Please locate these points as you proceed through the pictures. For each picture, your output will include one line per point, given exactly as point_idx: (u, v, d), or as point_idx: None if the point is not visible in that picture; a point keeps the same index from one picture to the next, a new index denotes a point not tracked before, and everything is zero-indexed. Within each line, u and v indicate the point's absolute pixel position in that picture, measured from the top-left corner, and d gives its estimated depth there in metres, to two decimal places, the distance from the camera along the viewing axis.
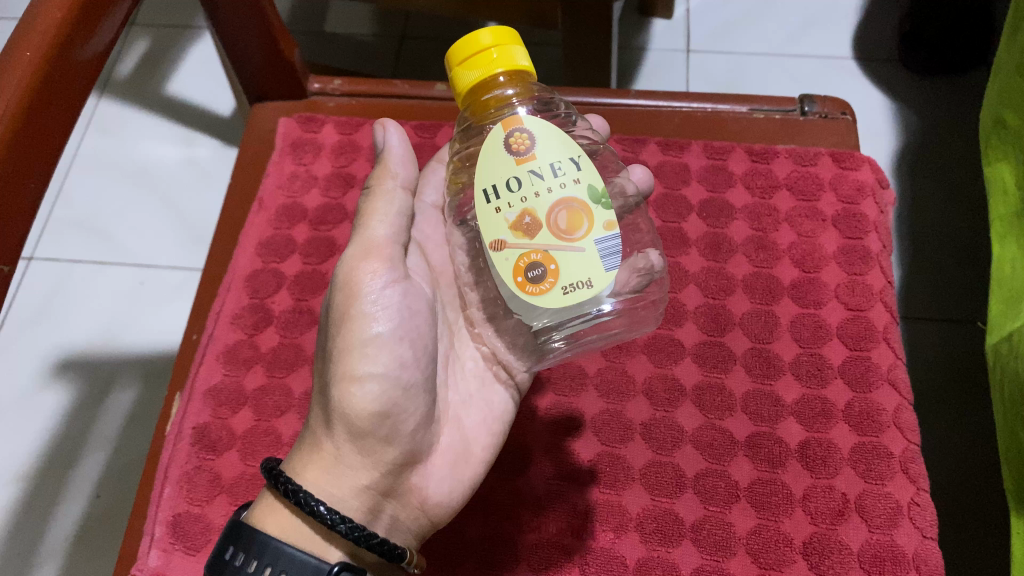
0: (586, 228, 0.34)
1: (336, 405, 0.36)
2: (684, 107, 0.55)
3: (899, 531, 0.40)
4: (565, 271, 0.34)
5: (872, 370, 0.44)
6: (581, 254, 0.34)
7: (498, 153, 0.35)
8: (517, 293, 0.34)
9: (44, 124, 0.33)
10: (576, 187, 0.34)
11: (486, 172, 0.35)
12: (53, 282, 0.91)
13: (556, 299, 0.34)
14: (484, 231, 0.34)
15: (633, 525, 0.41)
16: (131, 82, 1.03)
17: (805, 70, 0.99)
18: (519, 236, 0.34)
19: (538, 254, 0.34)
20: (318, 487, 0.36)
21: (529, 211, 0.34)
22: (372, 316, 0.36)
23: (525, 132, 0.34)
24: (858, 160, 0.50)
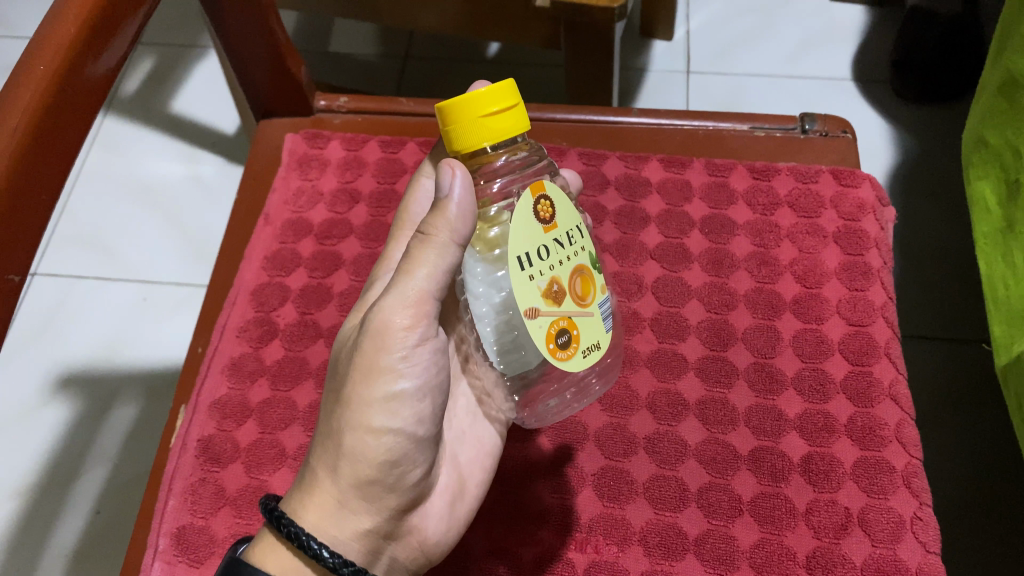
0: (593, 294, 0.36)
1: (351, 455, 0.35)
2: (686, 125, 0.55)
3: (902, 546, 0.40)
4: (585, 336, 0.36)
5: (875, 385, 0.44)
6: (593, 319, 0.36)
7: (529, 220, 0.34)
8: (552, 360, 0.34)
9: (57, 134, 0.33)
10: (583, 254, 0.37)
11: (515, 237, 0.34)
12: (56, 298, 0.92)
13: (578, 363, 0.36)
14: (520, 299, 0.34)
15: (637, 538, 0.41)
16: (135, 100, 1.04)
17: (805, 91, 1.00)
18: (551, 304, 0.35)
19: (565, 320, 0.35)
20: (321, 532, 0.35)
21: (558, 279, 0.35)
22: (398, 371, 0.35)
23: (547, 200, 0.35)
24: (858, 177, 0.51)
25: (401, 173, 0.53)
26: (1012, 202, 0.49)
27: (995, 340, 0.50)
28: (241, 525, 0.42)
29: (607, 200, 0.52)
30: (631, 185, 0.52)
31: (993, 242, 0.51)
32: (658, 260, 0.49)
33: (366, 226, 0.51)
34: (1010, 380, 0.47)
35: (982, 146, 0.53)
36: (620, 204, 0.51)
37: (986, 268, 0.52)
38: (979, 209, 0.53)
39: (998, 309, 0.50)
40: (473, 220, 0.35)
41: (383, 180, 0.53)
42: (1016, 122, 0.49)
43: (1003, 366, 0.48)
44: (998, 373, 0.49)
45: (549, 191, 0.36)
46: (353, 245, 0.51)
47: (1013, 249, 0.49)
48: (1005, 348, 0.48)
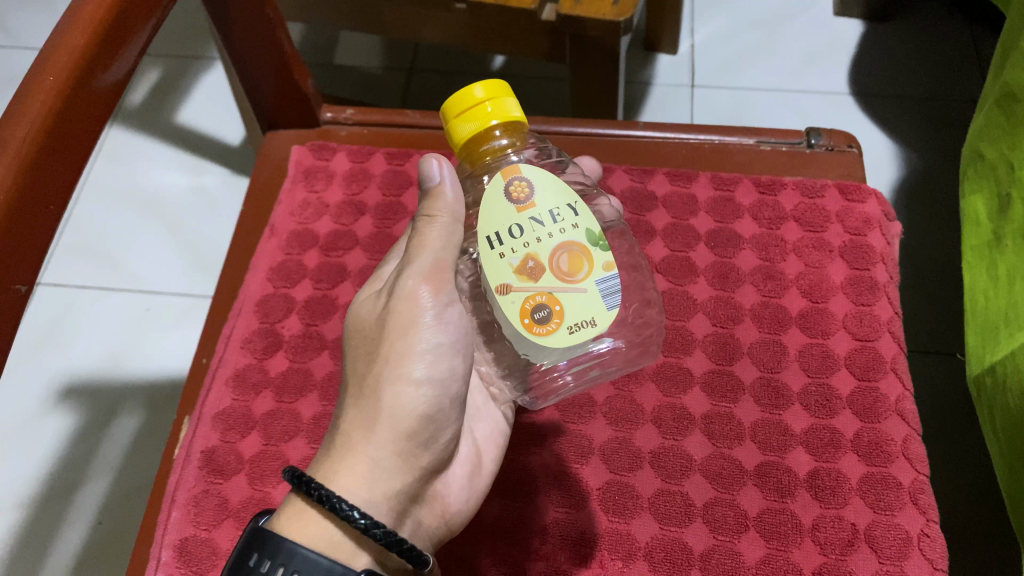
0: (586, 269, 0.35)
1: (389, 406, 0.36)
2: (691, 139, 0.55)
3: (910, 563, 0.40)
4: (569, 311, 0.35)
5: (881, 401, 0.44)
6: (585, 294, 0.35)
7: (499, 201, 0.36)
8: (525, 334, 0.35)
9: (63, 144, 0.34)
10: (576, 231, 0.36)
11: (486, 220, 0.36)
12: (61, 307, 0.92)
13: (563, 338, 0.35)
14: (489, 276, 0.35)
15: (642, 553, 0.41)
16: (141, 111, 1.04)
17: (809, 106, 1.01)
18: (524, 280, 0.35)
19: (543, 296, 0.35)
20: (353, 492, 0.35)
21: (533, 255, 0.35)
22: (432, 326, 0.37)
23: (523, 181, 0.36)
24: (864, 193, 0.51)
25: (407, 185, 0.53)
26: (1002, 215, 0.49)
27: (971, 350, 0.50)
28: None
29: None
30: (636, 198, 0.52)
31: (979, 255, 0.51)
32: (663, 273, 0.49)
33: (372, 237, 0.51)
34: (985, 391, 0.48)
35: (976, 158, 0.53)
36: (625, 217, 0.51)
37: (970, 279, 0.52)
38: (968, 222, 0.53)
39: (974, 321, 0.50)
40: (463, 205, 0.38)
41: (389, 192, 0.53)
42: (1011, 135, 0.49)
43: (975, 376, 0.49)
44: (970, 382, 0.50)
45: (531, 172, 0.36)
46: (358, 257, 0.51)
47: (997, 263, 0.48)
48: (979, 358, 0.49)
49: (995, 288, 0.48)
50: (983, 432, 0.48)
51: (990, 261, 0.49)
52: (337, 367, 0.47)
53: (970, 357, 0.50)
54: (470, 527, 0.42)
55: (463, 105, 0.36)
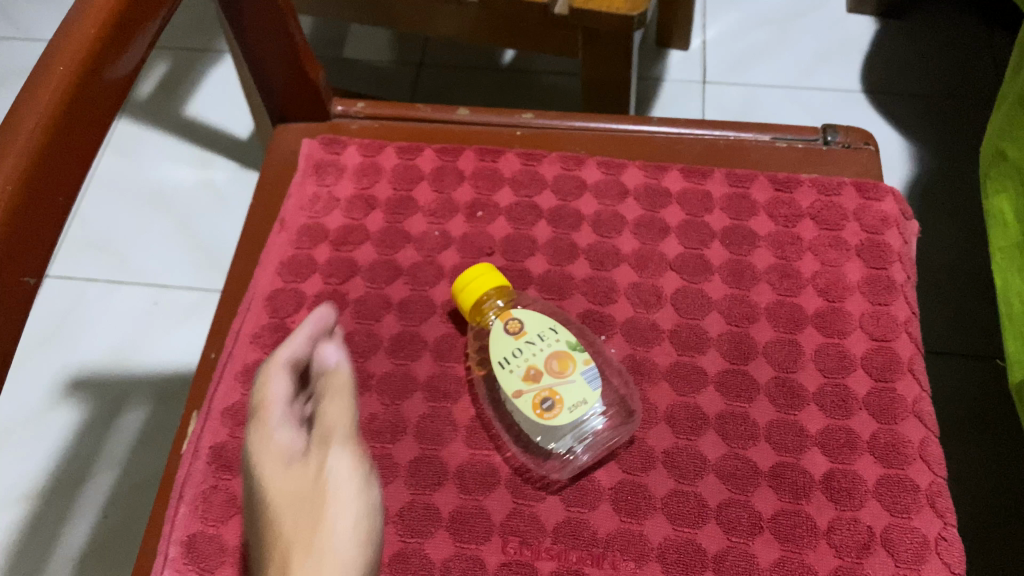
0: (573, 366, 0.43)
1: (312, 472, 0.35)
2: (706, 136, 0.55)
3: (927, 567, 0.39)
4: (569, 397, 0.42)
5: (898, 402, 0.44)
6: (576, 384, 0.42)
7: (500, 335, 0.44)
8: (538, 423, 0.42)
9: (72, 135, 0.33)
10: (558, 342, 0.43)
11: (494, 349, 0.44)
12: (68, 300, 0.91)
13: (567, 418, 0.42)
14: (504, 387, 0.43)
15: (655, 554, 0.40)
16: (150, 104, 1.04)
17: (822, 103, 1.00)
18: (530, 383, 0.42)
19: (546, 390, 0.42)
20: (323, 557, 0.32)
21: (533, 365, 0.43)
22: (320, 413, 0.38)
23: (515, 318, 0.44)
24: (882, 191, 0.50)
25: (418, 180, 0.52)
26: None
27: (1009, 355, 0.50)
28: None
29: (626, 209, 0.51)
30: (650, 194, 0.51)
31: (1010, 257, 0.51)
32: (677, 271, 0.48)
33: (382, 232, 0.51)
34: None
35: (998, 158, 0.53)
36: (638, 213, 0.51)
37: (1003, 284, 0.52)
38: (995, 224, 0.53)
39: (1015, 329, 0.50)
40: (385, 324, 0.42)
41: (400, 186, 0.52)
42: None
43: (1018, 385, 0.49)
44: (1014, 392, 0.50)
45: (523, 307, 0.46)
46: (369, 252, 0.50)
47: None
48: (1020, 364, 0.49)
49: None
50: None
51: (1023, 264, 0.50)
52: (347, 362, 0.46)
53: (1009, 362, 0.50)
54: (480, 526, 0.41)
55: (468, 275, 0.45)
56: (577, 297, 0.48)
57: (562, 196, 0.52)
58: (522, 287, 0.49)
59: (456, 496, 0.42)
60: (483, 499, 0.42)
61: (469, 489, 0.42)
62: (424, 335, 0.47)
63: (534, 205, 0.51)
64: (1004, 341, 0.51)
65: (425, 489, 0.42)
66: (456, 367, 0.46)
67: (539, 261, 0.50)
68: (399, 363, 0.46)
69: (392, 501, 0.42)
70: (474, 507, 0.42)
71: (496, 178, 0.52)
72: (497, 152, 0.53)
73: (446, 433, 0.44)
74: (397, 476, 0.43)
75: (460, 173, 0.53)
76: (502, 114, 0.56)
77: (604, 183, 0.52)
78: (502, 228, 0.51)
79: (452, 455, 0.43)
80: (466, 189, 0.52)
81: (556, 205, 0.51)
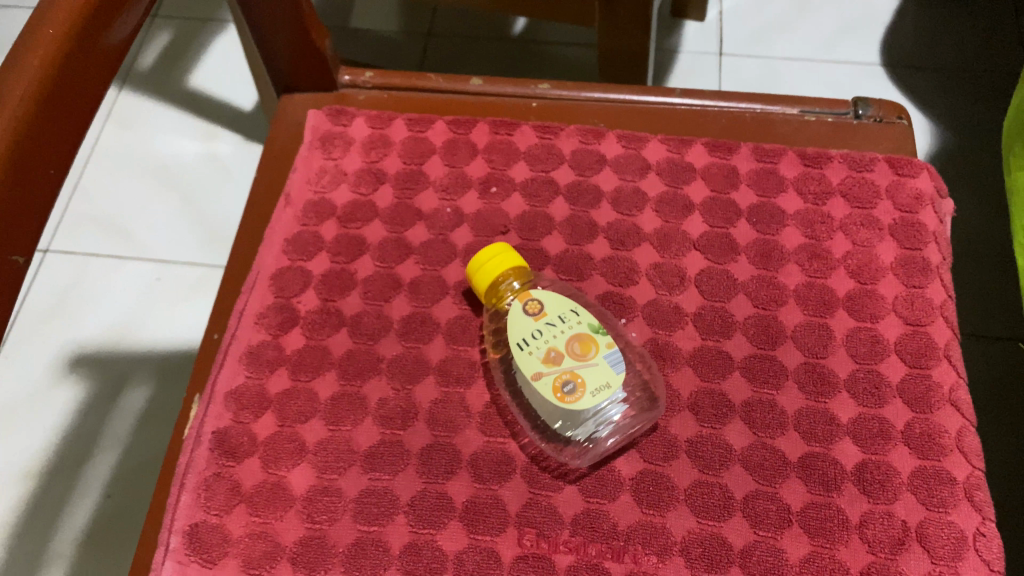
0: (595, 349, 0.40)
1: None
2: (731, 108, 0.52)
3: (965, 564, 0.38)
4: (591, 381, 0.40)
5: (934, 390, 0.41)
6: (599, 367, 0.40)
7: (518, 316, 0.42)
8: (559, 405, 0.39)
9: (61, 105, 0.31)
10: (580, 324, 0.41)
11: (513, 329, 0.41)
12: (69, 276, 0.89)
13: (590, 401, 0.39)
14: (522, 370, 0.40)
15: (678, 548, 0.38)
16: (152, 74, 1.01)
17: (842, 77, 0.97)
18: (551, 365, 0.40)
19: (567, 373, 0.40)
20: None
21: (554, 346, 0.40)
22: None
23: (535, 299, 0.42)
24: (916, 167, 0.48)
25: (430, 154, 0.50)
26: None
27: None
28: (257, 524, 0.40)
29: (647, 185, 0.49)
30: (673, 170, 0.49)
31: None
32: (701, 251, 0.46)
33: (392, 208, 0.48)
34: None
35: None
36: (661, 189, 0.48)
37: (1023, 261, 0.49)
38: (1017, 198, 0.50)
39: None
40: None
41: (410, 160, 0.50)
42: None
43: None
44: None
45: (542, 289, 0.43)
46: (378, 229, 0.48)
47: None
48: None
49: None
50: None
51: None
52: (355, 345, 0.44)
53: None
54: (495, 518, 0.39)
55: (486, 254, 0.43)
56: (596, 278, 0.46)
57: (580, 171, 0.49)
58: (538, 267, 0.47)
59: (469, 485, 0.40)
60: (498, 489, 0.40)
61: (483, 479, 0.40)
62: (436, 318, 0.45)
63: (551, 181, 0.49)
64: None
65: (437, 478, 0.41)
66: (469, 350, 0.44)
67: (557, 240, 0.47)
68: (410, 346, 0.44)
69: (403, 490, 0.40)
70: (489, 497, 0.40)
71: (511, 152, 0.50)
72: (512, 125, 0.51)
73: (459, 420, 0.42)
74: (408, 464, 0.41)
75: (474, 146, 0.50)
76: (518, 85, 0.54)
77: (624, 158, 0.50)
78: (517, 205, 0.49)
79: (465, 443, 0.41)
80: (480, 164, 0.50)
81: (574, 181, 0.49)
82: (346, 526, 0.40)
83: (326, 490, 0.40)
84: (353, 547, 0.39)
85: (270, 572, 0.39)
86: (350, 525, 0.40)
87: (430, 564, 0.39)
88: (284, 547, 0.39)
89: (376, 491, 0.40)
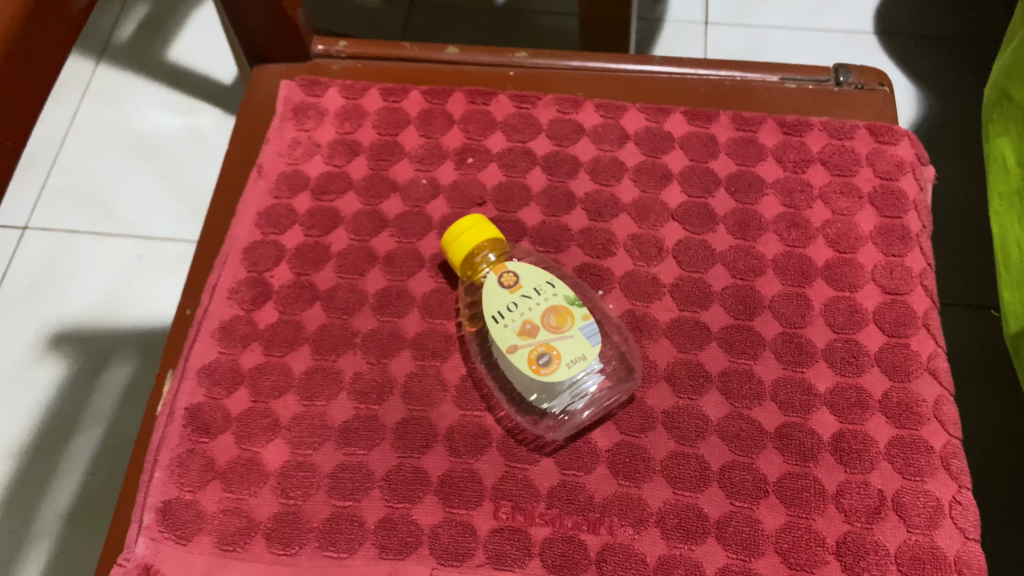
0: (571, 321, 0.40)
1: None
2: (712, 76, 0.51)
3: (940, 533, 0.37)
4: (566, 352, 0.39)
5: (912, 359, 0.41)
6: (574, 339, 0.39)
7: (493, 288, 0.41)
8: (534, 378, 0.39)
9: (19, 74, 0.30)
10: (556, 296, 0.40)
11: (488, 302, 0.41)
12: (48, 252, 0.88)
13: (565, 373, 0.39)
14: (498, 343, 0.40)
15: (654, 520, 0.38)
16: (130, 47, 0.99)
17: (828, 46, 0.96)
18: (526, 338, 0.39)
19: (542, 345, 0.39)
20: None
21: (529, 319, 0.40)
22: None
23: (510, 271, 0.41)
24: (897, 134, 0.48)
25: (404, 124, 0.49)
26: None
27: (1005, 306, 0.48)
28: (231, 500, 0.40)
29: (626, 155, 0.48)
30: (652, 139, 0.48)
31: (1008, 203, 0.48)
32: (680, 221, 0.46)
33: (366, 180, 0.48)
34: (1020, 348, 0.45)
35: (1003, 100, 0.51)
36: (639, 159, 0.48)
37: (999, 230, 0.49)
38: (995, 167, 0.50)
39: (1010, 276, 0.48)
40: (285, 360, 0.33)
41: (385, 131, 0.49)
42: None
43: (1012, 336, 0.47)
44: (1005, 343, 0.48)
45: (517, 261, 0.43)
46: (352, 201, 0.47)
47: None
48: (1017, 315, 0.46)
49: None
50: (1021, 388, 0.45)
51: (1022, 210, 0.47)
52: (330, 319, 0.44)
53: (1005, 313, 0.48)
54: (470, 491, 0.39)
55: (461, 226, 0.42)
56: (573, 250, 0.45)
57: (558, 140, 0.49)
58: (515, 239, 0.46)
59: (445, 459, 0.40)
60: (474, 463, 0.40)
61: (459, 452, 0.40)
62: (412, 291, 0.44)
63: (528, 151, 0.48)
64: (1002, 292, 0.48)
65: (413, 452, 0.40)
66: (446, 324, 0.44)
67: (534, 211, 0.47)
68: (385, 320, 0.44)
69: (379, 465, 0.40)
70: (465, 470, 0.40)
71: (487, 122, 0.49)
72: (488, 94, 0.50)
73: (435, 394, 0.42)
74: (383, 439, 0.41)
75: (449, 117, 0.50)
76: (494, 54, 0.53)
77: (602, 128, 0.49)
78: (494, 176, 0.48)
79: (442, 417, 0.41)
80: (455, 134, 0.49)
81: (551, 151, 0.48)
82: (320, 501, 0.39)
83: (300, 465, 0.40)
84: (328, 522, 0.39)
85: (244, 547, 0.38)
86: (324, 500, 0.39)
87: (406, 538, 0.38)
88: (259, 522, 0.39)
89: (351, 466, 0.40)
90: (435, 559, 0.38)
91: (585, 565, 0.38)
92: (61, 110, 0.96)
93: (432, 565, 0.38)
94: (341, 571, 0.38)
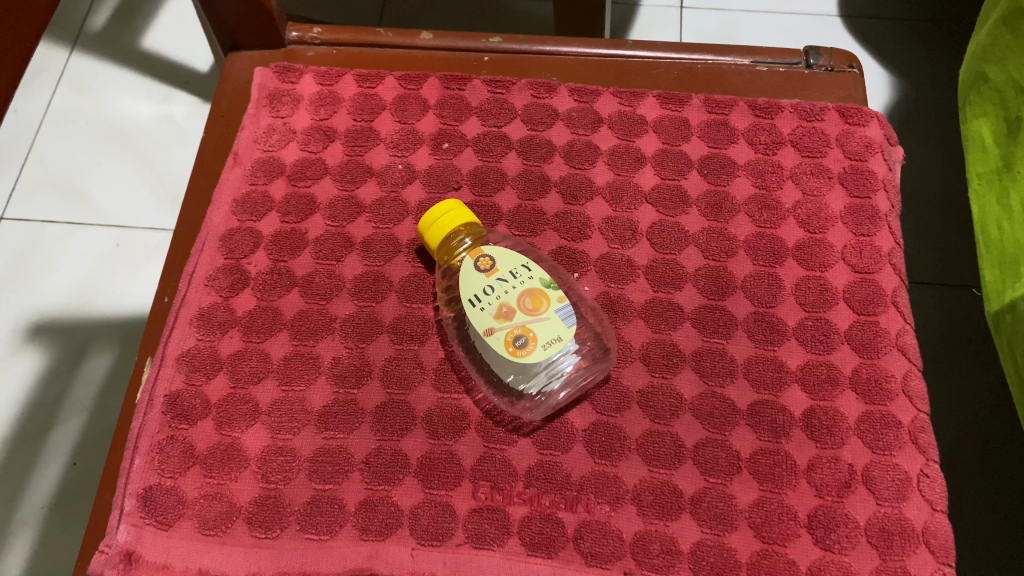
0: (547, 305, 0.40)
1: None
2: (683, 59, 0.52)
3: (909, 505, 0.38)
4: (543, 334, 0.39)
5: (881, 336, 0.42)
6: (549, 321, 0.40)
7: (470, 273, 0.41)
8: (510, 360, 0.39)
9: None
10: (531, 280, 0.41)
11: (464, 285, 0.41)
12: (25, 243, 0.87)
13: (540, 355, 0.39)
14: (475, 326, 0.40)
15: (630, 497, 0.39)
16: (103, 35, 0.98)
17: (801, 28, 0.96)
18: (502, 321, 0.40)
19: (519, 328, 0.39)
20: None
21: (505, 303, 0.40)
22: None
23: (487, 255, 0.41)
24: (866, 115, 0.48)
25: (380, 109, 0.50)
26: (1013, 140, 0.48)
27: (986, 285, 0.49)
28: (211, 485, 0.40)
29: (600, 138, 0.48)
30: (625, 122, 0.49)
31: (987, 183, 0.50)
32: (654, 204, 0.46)
33: (342, 166, 0.48)
34: (1003, 325, 0.47)
35: (977, 81, 0.52)
36: (613, 142, 0.48)
37: (977, 209, 0.50)
38: (972, 148, 0.52)
39: (989, 256, 0.49)
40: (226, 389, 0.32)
41: (360, 117, 0.50)
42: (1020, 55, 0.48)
43: (994, 313, 0.48)
44: (988, 320, 0.49)
45: (494, 245, 0.43)
46: (328, 187, 0.47)
47: (1010, 192, 0.47)
48: (998, 294, 0.47)
49: (1013, 221, 0.47)
50: (1003, 361, 0.47)
51: (1002, 192, 0.48)
52: (307, 305, 0.44)
53: (986, 292, 0.49)
54: (450, 472, 0.40)
55: (436, 211, 0.42)
56: (549, 234, 0.46)
57: (533, 125, 0.49)
58: (492, 224, 0.46)
59: (425, 441, 0.40)
60: (453, 444, 0.40)
61: (438, 434, 0.41)
62: (389, 276, 0.45)
63: (503, 136, 0.49)
64: (981, 272, 0.49)
65: (392, 435, 0.41)
66: (423, 308, 0.44)
67: (510, 195, 0.47)
68: (363, 306, 0.44)
69: (358, 448, 0.40)
70: (444, 452, 0.40)
71: (462, 107, 0.50)
72: (463, 79, 0.50)
73: (413, 376, 0.42)
74: (362, 422, 0.41)
75: (424, 102, 0.50)
76: (469, 39, 0.53)
77: (577, 112, 0.49)
78: (469, 160, 0.48)
79: (420, 400, 0.42)
80: (431, 120, 0.49)
81: (526, 135, 0.49)
82: (301, 485, 0.40)
83: (280, 450, 0.40)
84: (309, 506, 0.39)
85: (225, 531, 0.39)
86: (305, 484, 0.40)
87: (386, 520, 0.39)
88: (240, 507, 0.39)
89: (331, 449, 0.40)
90: (415, 540, 0.38)
91: (563, 542, 0.38)
92: (35, 98, 0.95)
93: (413, 545, 0.38)
94: (322, 553, 0.38)
